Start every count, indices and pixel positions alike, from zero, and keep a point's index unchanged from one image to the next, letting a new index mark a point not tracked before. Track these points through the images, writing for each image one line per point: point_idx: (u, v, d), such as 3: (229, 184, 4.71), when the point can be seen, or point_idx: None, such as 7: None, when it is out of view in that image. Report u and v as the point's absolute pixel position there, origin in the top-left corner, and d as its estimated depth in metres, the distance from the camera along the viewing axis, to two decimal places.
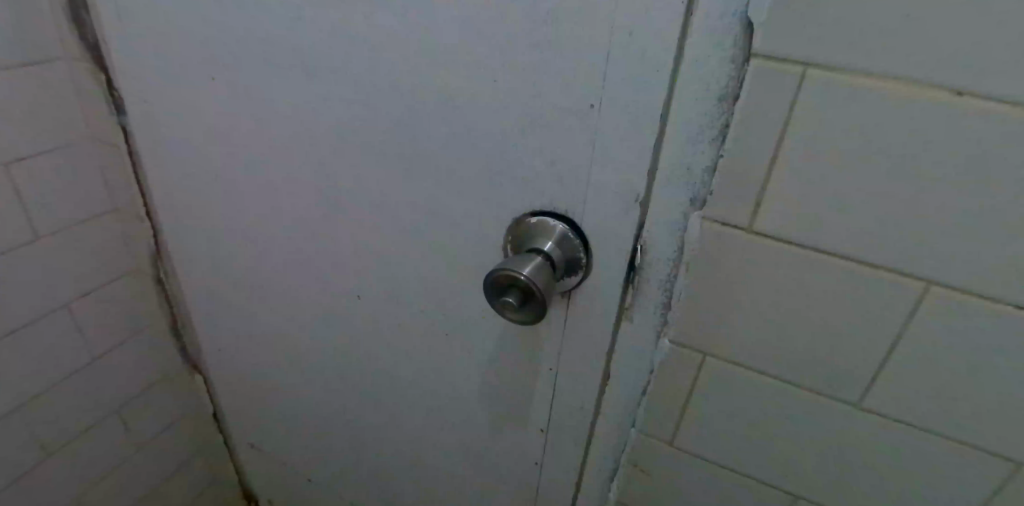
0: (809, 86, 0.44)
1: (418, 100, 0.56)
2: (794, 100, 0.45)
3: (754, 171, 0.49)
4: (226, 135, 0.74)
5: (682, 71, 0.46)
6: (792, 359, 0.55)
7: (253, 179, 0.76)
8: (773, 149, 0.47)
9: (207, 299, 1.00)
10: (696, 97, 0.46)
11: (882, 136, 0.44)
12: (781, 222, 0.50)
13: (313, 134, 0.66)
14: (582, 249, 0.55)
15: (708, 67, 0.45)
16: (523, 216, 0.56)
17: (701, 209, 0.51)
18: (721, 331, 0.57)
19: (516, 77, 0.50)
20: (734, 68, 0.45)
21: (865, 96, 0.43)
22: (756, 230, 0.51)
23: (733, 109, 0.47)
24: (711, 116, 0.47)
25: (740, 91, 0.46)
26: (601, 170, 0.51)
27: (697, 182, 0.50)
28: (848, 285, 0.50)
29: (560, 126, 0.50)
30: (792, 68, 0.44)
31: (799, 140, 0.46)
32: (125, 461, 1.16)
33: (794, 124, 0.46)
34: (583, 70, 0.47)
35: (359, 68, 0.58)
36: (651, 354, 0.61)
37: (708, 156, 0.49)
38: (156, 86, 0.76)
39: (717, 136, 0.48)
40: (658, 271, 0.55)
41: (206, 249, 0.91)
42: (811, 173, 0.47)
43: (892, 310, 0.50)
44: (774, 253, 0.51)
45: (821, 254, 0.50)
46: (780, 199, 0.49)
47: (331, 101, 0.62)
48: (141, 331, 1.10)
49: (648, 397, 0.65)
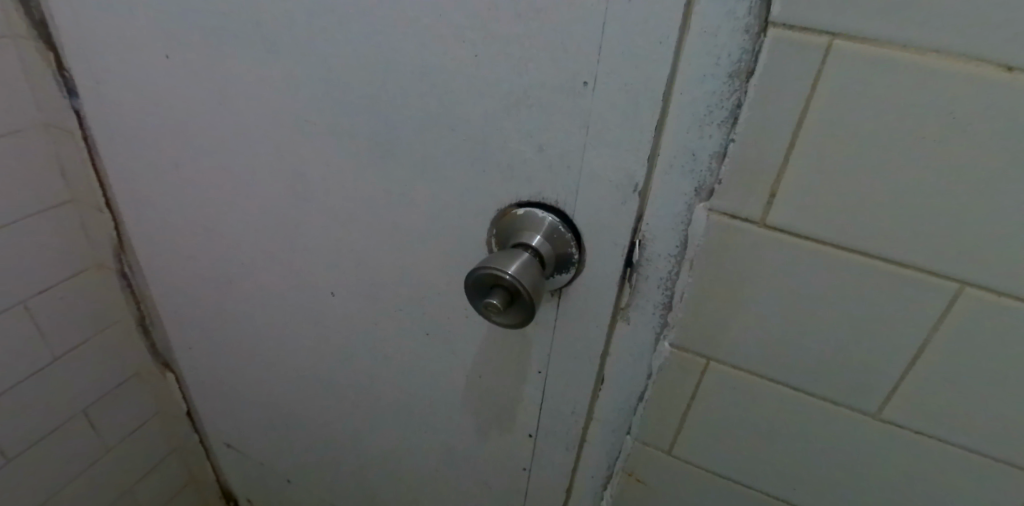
0: (834, 59, 0.39)
1: (391, 79, 0.50)
2: (816, 77, 0.40)
3: (769, 158, 0.44)
4: (186, 119, 0.68)
5: (688, 43, 0.40)
6: (802, 366, 0.51)
7: (217, 166, 0.70)
8: (791, 133, 0.42)
9: (173, 294, 0.94)
10: (705, 73, 0.41)
11: (914, 117, 0.39)
12: (797, 216, 0.45)
13: (278, 114, 0.60)
14: (574, 243, 0.50)
15: (719, 38, 0.39)
16: (509, 206, 0.51)
17: (708, 199, 0.46)
18: (727, 333, 0.52)
19: (499, 53, 0.44)
20: (748, 39, 0.40)
21: (899, 72, 0.38)
22: (768, 223, 0.46)
23: (746, 86, 0.41)
24: (721, 94, 0.41)
25: (755, 66, 0.41)
26: (594, 157, 0.45)
27: (703, 170, 0.45)
28: (867, 286, 0.45)
29: (550, 108, 0.45)
30: (815, 39, 0.39)
31: (819, 122, 0.41)
32: (95, 465, 1.10)
33: (815, 104, 0.41)
34: (578, 42, 0.41)
35: (324, 41, 0.52)
36: (649, 358, 0.57)
37: (717, 141, 0.43)
38: (108, 63, 0.69)
39: (728, 118, 0.42)
40: (659, 269, 0.50)
41: (170, 241, 0.85)
42: (833, 161, 0.42)
43: (919, 312, 0.45)
44: (788, 249, 0.46)
45: (839, 251, 0.45)
46: (796, 190, 0.44)
47: (296, 78, 0.56)
48: (106, 328, 1.04)
49: (644, 403, 0.60)
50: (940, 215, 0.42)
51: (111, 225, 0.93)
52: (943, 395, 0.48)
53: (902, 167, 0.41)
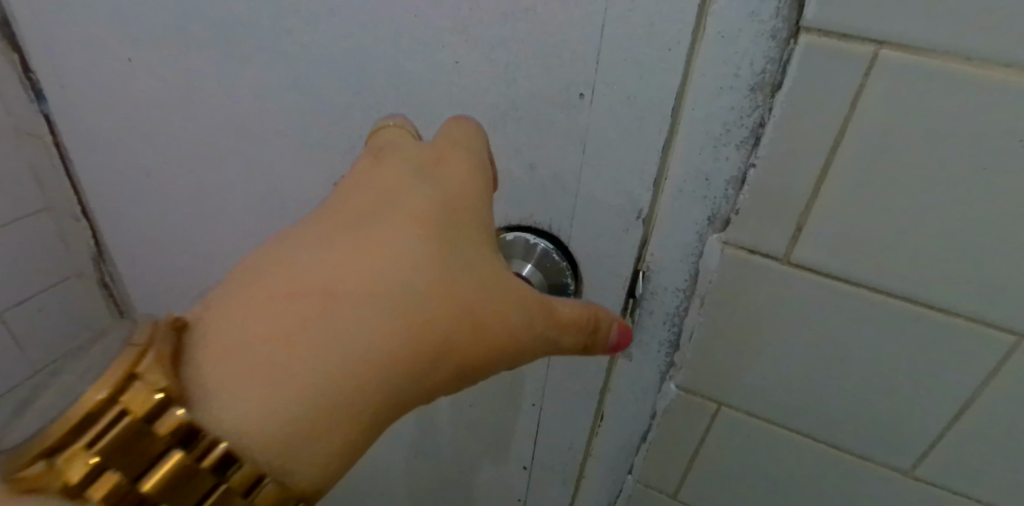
0: (879, 73, 0.33)
1: (362, 85, 0.44)
2: (857, 95, 0.34)
3: (796, 187, 0.37)
4: (141, 126, 0.61)
5: (701, 49, 0.34)
6: (829, 415, 0.45)
7: (177, 177, 0.63)
8: (824, 160, 0.36)
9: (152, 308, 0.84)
10: (722, 86, 0.35)
11: (975, 145, 0.33)
12: (826, 252, 0.39)
13: (245, 124, 0.53)
14: (570, 273, 0.44)
15: (739, 44, 0.33)
16: (497, 231, 0.45)
17: (722, 230, 0.41)
18: (741, 377, 0.47)
19: (482, 59, 0.38)
20: (774, 47, 0.33)
21: (961, 92, 0.32)
22: (793, 260, 0.40)
23: (771, 101, 0.35)
24: (741, 111, 0.35)
25: (782, 79, 0.34)
26: (592, 179, 0.40)
27: (718, 198, 0.39)
28: (906, 334, 0.40)
29: (542, 122, 0.39)
30: (859, 48, 0.32)
31: (857, 148, 0.35)
32: None
33: (853, 126, 0.34)
34: (574, 50, 0.35)
35: (288, 43, 0.46)
36: (653, 397, 0.51)
37: (735, 164, 0.38)
38: (54, 63, 0.62)
39: (748, 138, 0.36)
40: (665, 303, 0.45)
41: (138, 260, 0.77)
42: (873, 193, 0.36)
43: (966, 368, 0.39)
44: (814, 290, 0.41)
45: (876, 295, 0.39)
46: (827, 224, 0.38)
47: (263, 85, 0.49)
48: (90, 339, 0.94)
49: (648, 444, 0.55)
50: (997, 260, 0.36)
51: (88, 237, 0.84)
52: (991, 453, 0.42)
53: (955, 203, 0.35)
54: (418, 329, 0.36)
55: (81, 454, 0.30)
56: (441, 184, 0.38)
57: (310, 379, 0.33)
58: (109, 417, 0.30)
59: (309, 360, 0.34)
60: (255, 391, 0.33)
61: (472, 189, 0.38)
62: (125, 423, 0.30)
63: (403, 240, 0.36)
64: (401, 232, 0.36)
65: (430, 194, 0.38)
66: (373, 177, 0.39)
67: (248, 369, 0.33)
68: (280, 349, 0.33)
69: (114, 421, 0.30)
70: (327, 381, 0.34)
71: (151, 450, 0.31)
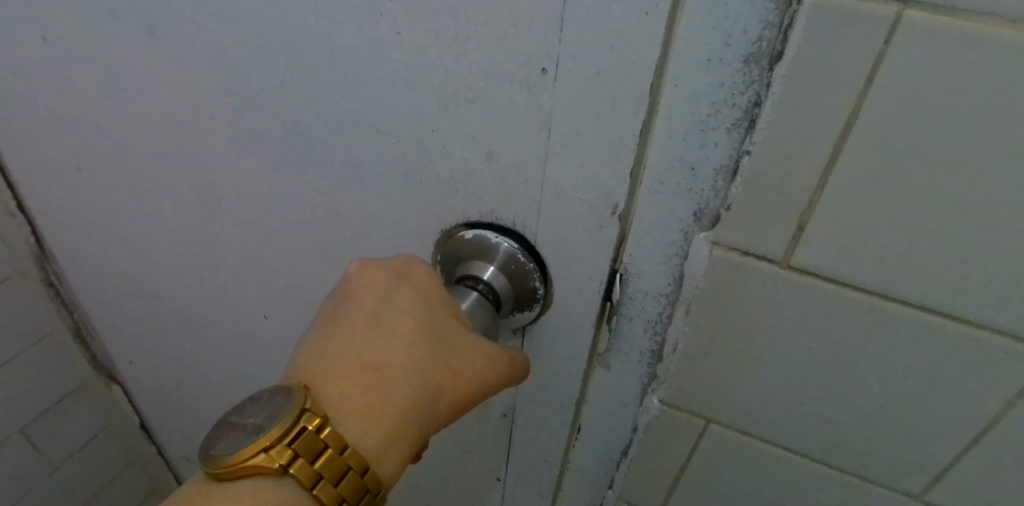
0: (900, 39, 0.27)
1: (294, 62, 0.38)
2: (873, 68, 0.28)
3: (797, 179, 0.32)
4: (55, 113, 0.53)
5: (685, 11, 0.28)
6: (829, 431, 0.41)
7: (104, 169, 0.56)
8: (831, 147, 0.31)
9: (100, 308, 0.75)
10: (710, 57, 0.29)
11: (1010, 127, 0.28)
12: (829, 254, 0.34)
13: (171, 107, 0.46)
14: (538, 276, 0.39)
15: (730, 6, 0.28)
16: (455, 228, 0.40)
17: (711, 229, 0.35)
18: (732, 392, 0.42)
19: (427, 29, 0.32)
20: (772, 8, 0.28)
21: (996, 63, 0.27)
22: (792, 265, 0.35)
23: (769, 74, 0.30)
24: (734, 87, 0.30)
25: (784, 47, 0.29)
26: (558, 169, 0.34)
27: (706, 190, 0.34)
28: (917, 345, 0.35)
29: (499, 103, 0.33)
30: (877, 7, 0.27)
31: (869, 132, 0.30)
32: (39, 485, 0.92)
33: (867, 105, 0.29)
34: (532, 16, 0.30)
35: (208, 15, 0.39)
36: (634, 411, 0.47)
37: (725, 151, 0.32)
38: None
39: (742, 120, 0.31)
40: (645, 310, 0.40)
41: (76, 259, 0.70)
42: (885, 187, 0.31)
43: (993, 390, 0.35)
44: (815, 299, 0.36)
45: (884, 302, 0.34)
46: (830, 223, 0.33)
47: (187, 62, 0.43)
48: (39, 342, 0.85)
49: (628, 460, 0.50)
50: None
51: (28, 235, 0.74)
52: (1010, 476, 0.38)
53: (981, 201, 0.30)
54: (441, 410, 0.36)
55: (279, 449, 0.32)
56: (418, 291, 0.37)
57: (378, 440, 0.34)
58: (292, 423, 0.33)
59: (379, 423, 0.34)
60: (353, 432, 0.34)
61: (439, 293, 0.38)
62: (304, 430, 0.33)
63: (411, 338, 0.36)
64: (403, 332, 0.36)
65: (417, 298, 0.37)
66: (354, 288, 0.38)
67: (339, 415, 0.34)
68: (354, 411, 0.34)
69: (296, 428, 0.33)
70: (384, 447, 0.34)
71: (321, 449, 0.33)
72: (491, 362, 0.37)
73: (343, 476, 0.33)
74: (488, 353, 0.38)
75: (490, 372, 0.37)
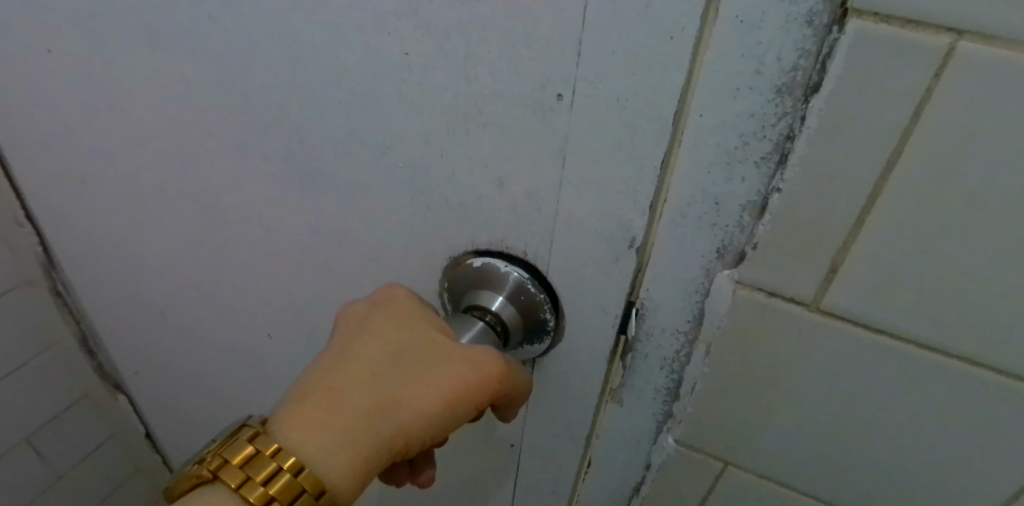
0: (951, 74, 0.25)
1: (299, 81, 0.36)
2: (920, 102, 0.26)
3: (832, 217, 0.30)
4: (56, 126, 0.52)
5: (714, 38, 0.27)
6: (856, 477, 0.39)
7: (105, 183, 0.54)
8: (871, 187, 0.29)
9: (105, 319, 0.74)
10: (740, 86, 0.28)
11: None
12: (863, 298, 0.32)
13: (172, 124, 0.45)
14: (549, 307, 0.37)
15: (762, 33, 0.26)
16: (462, 255, 0.38)
17: (735, 267, 0.33)
18: (753, 435, 0.40)
19: (437, 49, 0.31)
20: (809, 36, 0.26)
21: None
22: (823, 307, 0.33)
23: (804, 106, 0.28)
24: (765, 118, 0.28)
25: (821, 78, 0.27)
26: (572, 199, 0.32)
27: (731, 226, 0.32)
28: (954, 393, 0.33)
29: (512, 128, 0.31)
30: (927, 37, 0.24)
31: (912, 169, 0.28)
32: (42, 496, 0.89)
33: (912, 141, 0.27)
34: (548, 39, 0.28)
35: (211, 31, 0.38)
36: (647, 448, 0.44)
37: (753, 186, 0.30)
38: None
39: (772, 153, 0.29)
40: (662, 347, 0.38)
41: (80, 270, 0.68)
42: (927, 230, 0.29)
43: None
44: (847, 343, 0.33)
45: (921, 350, 0.32)
46: (865, 265, 0.31)
47: (188, 78, 0.41)
48: (46, 351, 0.83)
49: (641, 497, 0.48)
50: None
51: (36, 245, 0.72)
52: None
53: None
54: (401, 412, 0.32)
55: (215, 456, 0.33)
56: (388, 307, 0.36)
57: (319, 442, 0.31)
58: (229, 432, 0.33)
59: (321, 426, 0.32)
60: (295, 437, 0.32)
61: (416, 306, 0.36)
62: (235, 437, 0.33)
63: (369, 343, 0.34)
64: (363, 339, 0.34)
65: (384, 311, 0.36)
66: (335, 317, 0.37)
67: (285, 423, 0.32)
68: (295, 414, 0.32)
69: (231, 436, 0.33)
70: (328, 450, 0.31)
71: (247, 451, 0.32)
72: (467, 364, 0.34)
73: (273, 477, 0.31)
74: (464, 356, 0.34)
75: (463, 377, 0.33)
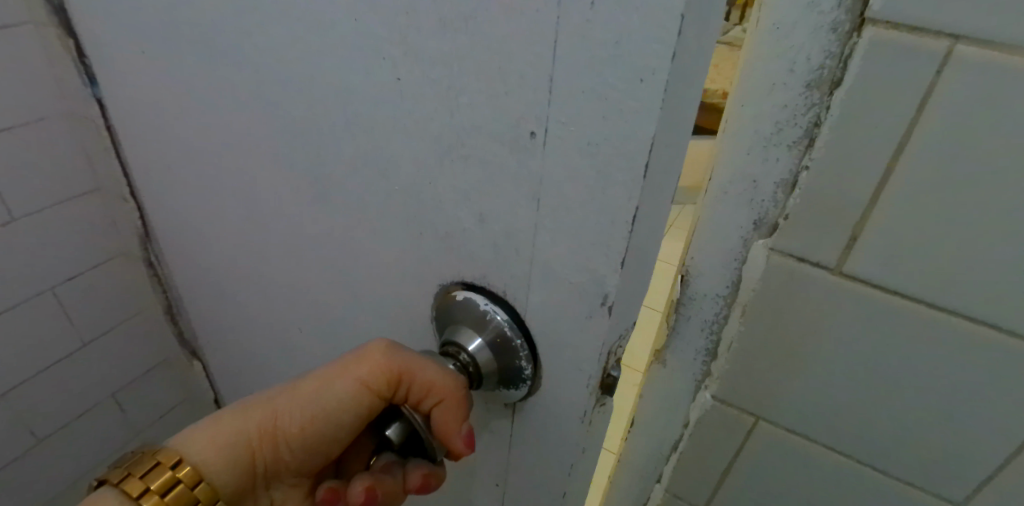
0: (949, 74, 0.31)
1: (311, 98, 0.36)
2: (923, 98, 0.32)
3: (849, 193, 0.35)
4: (133, 119, 0.55)
5: (756, 35, 0.34)
6: (873, 434, 0.43)
7: (166, 174, 0.57)
8: (880, 172, 0.34)
9: (192, 296, 0.71)
10: (776, 81, 0.34)
11: None
12: (880, 264, 0.37)
13: (209, 128, 0.46)
14: (525, 355, 0.35)
15: (793, 39, 0.33)
16: (450, 285, 0.37)
17: (769, 235, 0.39)
18: (778, 387, 0.44)
19: (428, 80, 0.30)
20: (834, 41, 0.32)
21: None
22: (845, 272, 0.38)
23: (828, 99, 0.34)
24: (797, 108, 0.35)
25: (842, 75, 0.33)
26: (549, 245, 0.30)
27: (765, 201, 0.38)
28: (963, 353, 0.37)
29: (491, 163, 0.30)
30: (929, 41, 0.30)
31: (918, 153, 0.33)
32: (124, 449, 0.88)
33: (919, 129, 0.32)
34: (524, 78, 0.27)
35: (239, 44, 0.38)
36: (685, 406, 0.49)
37: (785, 166, 0.36)
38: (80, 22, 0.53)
39: (802, 139, 0.35)
40: (704, 310, 0.44)
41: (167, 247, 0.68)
42: (930, 204, 0.34)
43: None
44: (865, 302, 0.38)
45: (931, 314, 0.37)
46: (882, 235, 0.36)
47: (222, 87, 0.42)
48: (143, 312, 0.82)
49: (678, 453, 0.53)
50: None
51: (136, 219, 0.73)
52: None
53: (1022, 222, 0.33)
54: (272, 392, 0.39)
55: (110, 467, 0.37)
56: None
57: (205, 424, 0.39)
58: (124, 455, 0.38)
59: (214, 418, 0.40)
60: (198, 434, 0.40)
61: None
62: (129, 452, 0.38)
63: None
64: None
65: None
66: None
67: None
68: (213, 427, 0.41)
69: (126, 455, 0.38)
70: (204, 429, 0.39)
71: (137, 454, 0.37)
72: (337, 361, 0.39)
73: (151, 469, 0.36)
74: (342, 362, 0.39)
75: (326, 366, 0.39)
